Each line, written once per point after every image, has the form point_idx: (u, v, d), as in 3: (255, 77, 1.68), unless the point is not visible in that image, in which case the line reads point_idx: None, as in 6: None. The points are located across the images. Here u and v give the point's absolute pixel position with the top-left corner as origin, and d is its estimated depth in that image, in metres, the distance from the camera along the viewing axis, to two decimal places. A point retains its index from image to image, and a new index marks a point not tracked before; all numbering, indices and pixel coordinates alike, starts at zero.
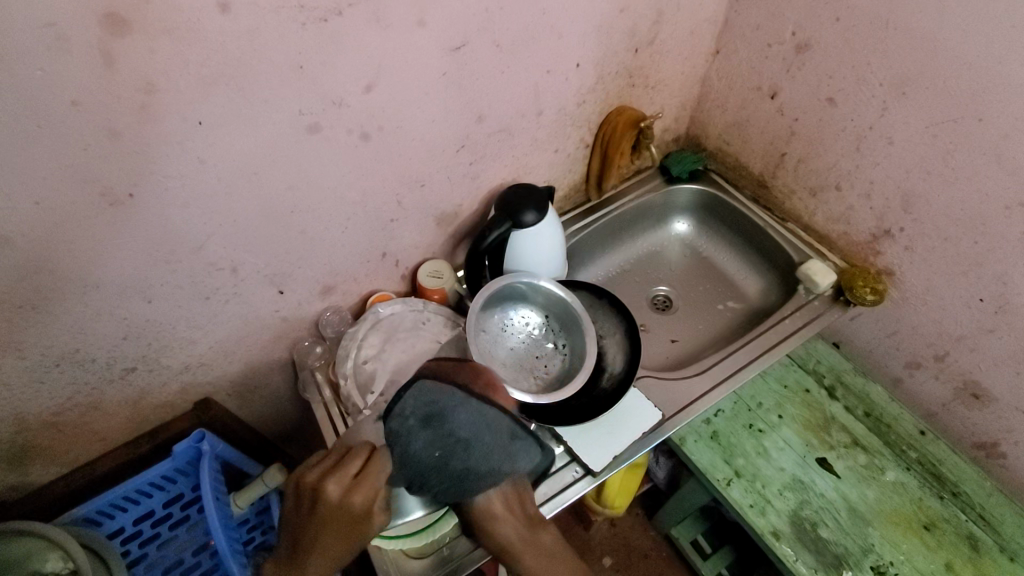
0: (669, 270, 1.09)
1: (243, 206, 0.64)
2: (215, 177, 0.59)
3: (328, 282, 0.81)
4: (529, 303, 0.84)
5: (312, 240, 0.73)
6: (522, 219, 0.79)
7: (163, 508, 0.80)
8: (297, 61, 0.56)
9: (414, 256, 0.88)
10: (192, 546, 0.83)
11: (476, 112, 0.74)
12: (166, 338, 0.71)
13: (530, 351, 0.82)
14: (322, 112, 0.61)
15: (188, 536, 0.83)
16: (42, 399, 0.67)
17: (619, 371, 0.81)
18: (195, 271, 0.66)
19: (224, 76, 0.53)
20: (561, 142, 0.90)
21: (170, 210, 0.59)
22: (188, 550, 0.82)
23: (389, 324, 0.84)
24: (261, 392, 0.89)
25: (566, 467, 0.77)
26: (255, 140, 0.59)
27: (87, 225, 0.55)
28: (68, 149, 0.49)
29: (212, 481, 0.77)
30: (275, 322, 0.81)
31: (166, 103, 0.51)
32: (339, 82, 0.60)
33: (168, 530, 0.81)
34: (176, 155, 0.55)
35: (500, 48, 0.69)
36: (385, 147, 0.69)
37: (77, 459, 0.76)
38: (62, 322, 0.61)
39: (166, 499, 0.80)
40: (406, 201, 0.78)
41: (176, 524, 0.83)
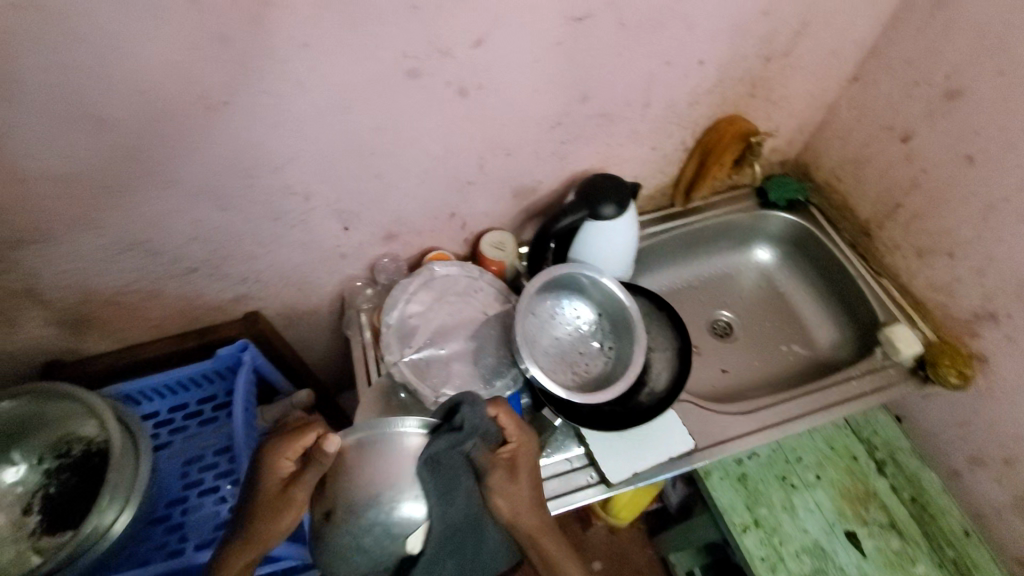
0: (738, 297, 1.03)
1: (329, 138, 0.63)
2: (308, 104, 0.59)
3: (392, 229, 0.81)
4: (585, 297, 0.81)
5: (387, 184, 0.73)
6: (601, 212, 0.75)
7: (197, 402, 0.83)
8: (413, 1, 0.53)
9: (482, 223, 0.86)
10: (213, 447, 0.80)
11: (581, 91, 0.70)
12: (231, 248, 0.74)
13: (572, 345, 0.79)
14: (426, 58, 0.59)
15: (212, 436, 0.81)
16: (112, 277, 0.71)
17: (661, 389, 0.76)
18: (269, 190, 0.67)
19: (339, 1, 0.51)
20: (660, 141, 0.84)
21: (260, 125, 0.59)
22: (209, 449, 0.80)
23: (441, 284, 0.82)
24: (306, 318, 0.92)
25: (580, 470, 0.75)
26: (354, 73, 0.57)
27: (181, 123, 0.56)
28: (178, 47, 0.50)
29: (244, 385, 0.78)
30: (334, 256, 0.82)
31: (277, 18, 0.50)
32: (450, 31, 0.57)
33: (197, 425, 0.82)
34: (276, 73, 0.55)
35: (623, 29, 0.64)
36: (480, 106, 0.66)
37: (132, 338, 0.81)
38: (140, 210, 0.63)
39: (201, 396, 0.83)
40: (487, 167, 0.76)
41: (206, 423, 0.83)
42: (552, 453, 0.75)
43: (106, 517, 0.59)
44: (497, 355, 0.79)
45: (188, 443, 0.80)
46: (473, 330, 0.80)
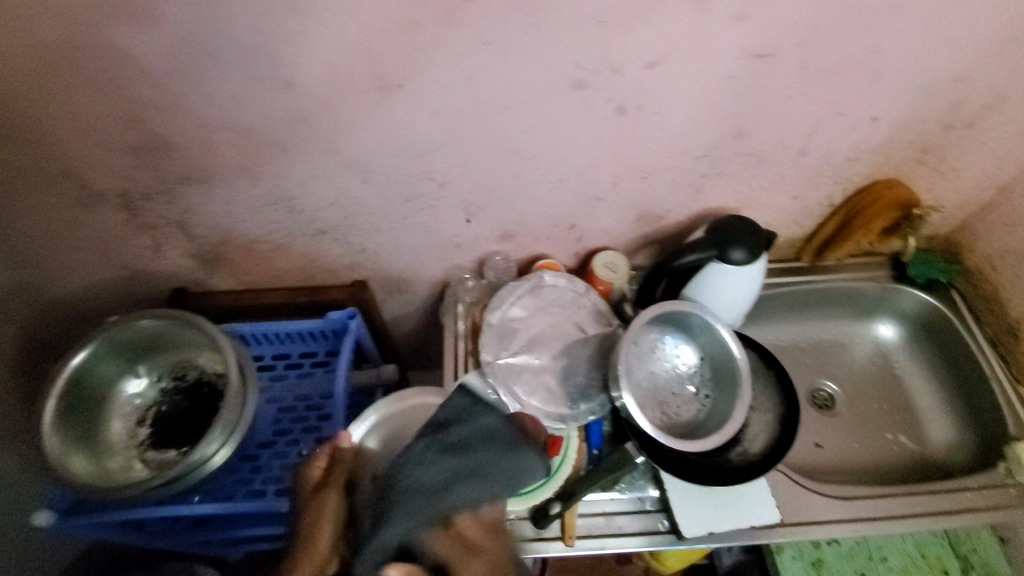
0: (846, 370, 0.96)
1: (480, 134, 0.64)
2: (471, 98, 0.60)
3: (510, 229, 0.81)
4: (692, 339, 0.78)
5: (520, 186, 0.73)
6: (730, 254, 0.72)
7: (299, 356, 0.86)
8: (601, 15, 0.53)
9: (598, 241, 0.85)
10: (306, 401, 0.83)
11: (740, 129, 0.67)
12: (360, 219, 0.76)
13: (668, 384, 0.77)
14: (596, 72, 0.58)
15: (306, 391, 0.84)
16: (253, 224, 0.76)
17: (756, 453, 0.72)
18: (411, 173, 0.69)
19: (530, 4, 0.51)
20: (805, 192, 0.79)
21: (421, 110, 0.60)
22: (302, 402, 0.83)
23: (547, 293, 0.81)
24: (406, 296, 0.94)
25: (653, 514, 0.72)
26: (522, 75, 0.58)
27: (355, 96, 0.59)
28: (372, 26, 0.52)
29: (347, 349, 0.80)
30: (449, 245, 0.83)
31: (470, 12, 0.51)
32: (627, 49, 0.56)
33: (295, 377, 0.85)
34: (451, 65, 0.56)
35: (802, 72, 0.61)
36: (633, 127, 0.65)
37: (252, 280, 0.87)
38: (295, 169, 0.67)
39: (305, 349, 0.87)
40: (620, 188, 0.74)
41: (303, 377, 0.86)
42: (627, 490, 0.73)
43: (208, 451, 0.63)
44: (587, 376, 0.77)
45: (285, 392, 0.84)
46: (569, 346, 0.79)
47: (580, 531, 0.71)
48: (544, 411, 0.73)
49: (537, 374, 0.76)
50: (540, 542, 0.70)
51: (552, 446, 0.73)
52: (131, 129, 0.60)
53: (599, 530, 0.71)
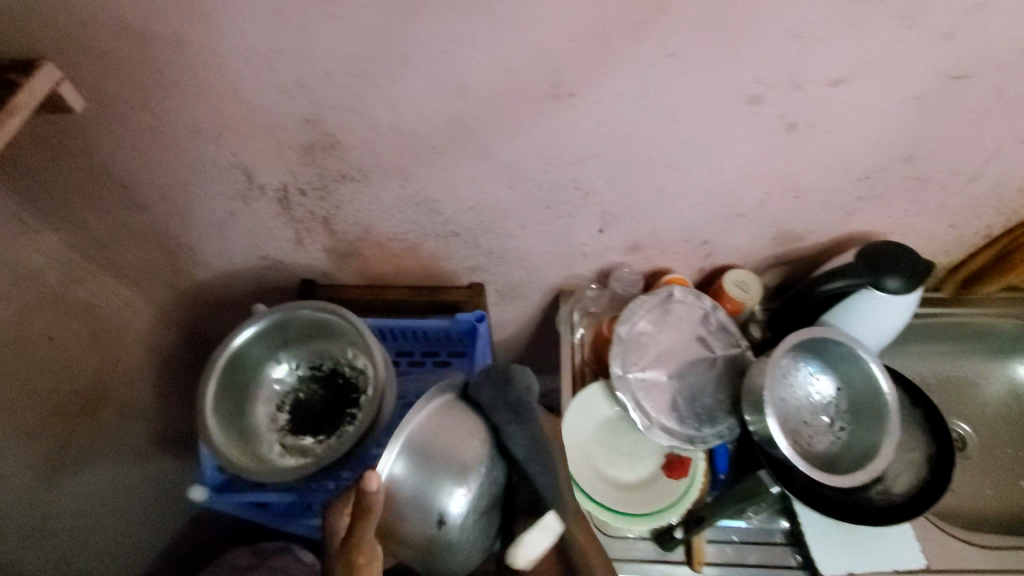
0: (981, 411, 0.89)
1: (638, 145, 0.64)
2: (640, 109, 0.59)
3: (641, 242, 0.80)
4: (829, 368, 0.74)
5: (663, 200, 0.72)
6: (884, 283, 0.69)
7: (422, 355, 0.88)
8: (798, 30, 0.51)
9: (728, 259, 0.82)
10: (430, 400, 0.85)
11: (911, 151, 0.64)
12: (496, 223, 0.77)
13: (801, 412, 0.73)
14: (775, 87, 0.57)
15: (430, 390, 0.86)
16: (393, 222, 0.78)
17: (899, 493, 0.69)
18: (558, 180, 0.69)
19: (729, 18, 0.50)
20: (962, 220, 0.75)
21: (588, 120, 0.61)
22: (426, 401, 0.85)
23: (675, 310, 0.79)
24: (520, 300, 0.95)
25: (783, 548, 0.70)
26: (699, 88, 0.57)
27: (526, 105, 0.59)
28: (562, 37, 0.52)
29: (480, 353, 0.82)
30: (575, 253, 0.83)
31: (665, 25, 0.51)
32: (815, 65, 0.55)
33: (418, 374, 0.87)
34: (630, 76, 0.56)
35: (997, 96, 0.57)
36: (799, 144, 0.63)
37: (377, 275, 0.90)
38: (448, 171, 0.69)
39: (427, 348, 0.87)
40: (766, 206, 0.72)
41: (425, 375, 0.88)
42: (756, 521, 0.71)
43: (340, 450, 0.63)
44: (715, 399, 0.75)
45: (410, 387, 0.86)
46: (697, 366, 0.77)
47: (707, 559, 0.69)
48: (671, 431, 0.72)
49: (665, 393, 0.75)
50: (665, 565, 0.69)
51: (680, 467, 0.72)
52: (307, 127, 0.63)
53: (728, 560, 0.69)
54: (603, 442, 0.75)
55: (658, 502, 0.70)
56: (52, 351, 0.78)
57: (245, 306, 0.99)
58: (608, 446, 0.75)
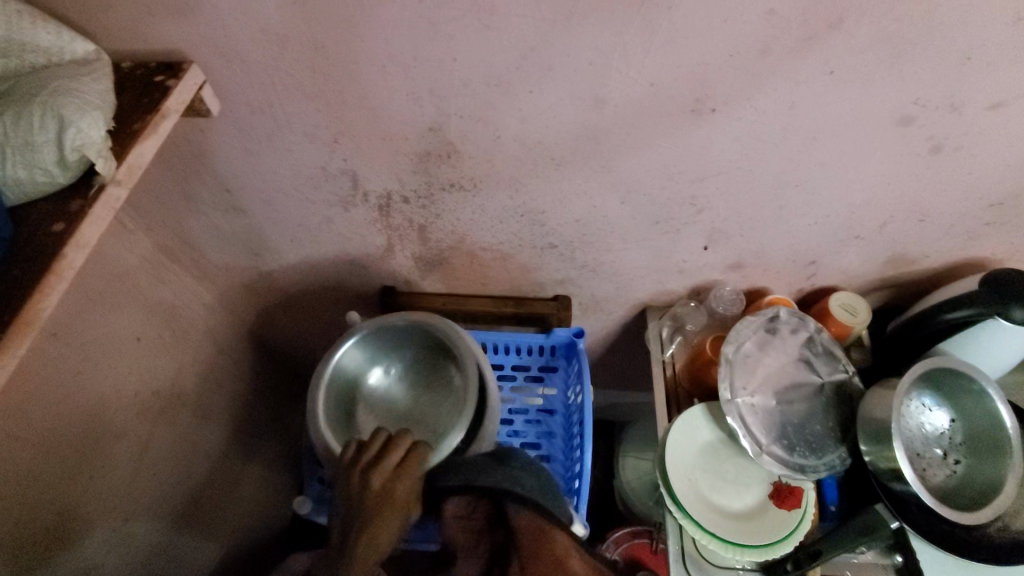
0: None
1: (769, 164, 0.61)
2: (781, 126, 0.57)
3: (744, 261, 0.77)
4: (943, 398, 0.71)
5: (778, 219, 0.69)
6: (1011, 313, 0.65)
7: (512, 368, 0.90)
8: (971, 49, 0.49)
9: (832, 281, 0.80)
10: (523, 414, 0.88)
11: None
12: (598, 238, 0.76)
13: (919, 444, 0.69)
14: (931, 109, 0.54)
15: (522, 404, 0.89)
16: (491, 233, 0.77)
17: (1020, 531, 0.66)
18: (675, 197, 0.67)
19: (900, 37, 0.48)
20: None
21: (722, 137, 0.59)
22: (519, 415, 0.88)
23: (780, 332, 0.76)
24: (602, 315, 0.93)
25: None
26: (849, 108, 0.54)
27: (665, 118, 0.57)
28: (719, 50, 0.51)
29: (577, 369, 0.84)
30: (672, 270, 0.81)
31: (831, 42, 0.49)
32: (978, 87, 0.52)
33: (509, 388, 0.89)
34: (778, 94, 0.54)
35: None
36: (938, 168, 0.60)
37: (461, 286, 0.88)
38: (561, 183, 0.67)
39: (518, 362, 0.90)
40: (888, 229, 0.69)
41: (515, 389, 0.90)
42: (865, 556, 0.70)
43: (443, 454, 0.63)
44: (825, 427, 0.72)
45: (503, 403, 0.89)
46: (803, 392, 0.74)
47: None
48: (782, 459, 0.70)
49: (773, 419, 0.72)
50: None
51: (788, 497, 0.70)
52: (428, 136, 0.62)
53: None
54: (706, 467, 0.73)
55: (770, 534, 0.68)
56: (137, 352, 0.75)
57: (321, 310, 0.98)
58: (711, 471, 0.73)
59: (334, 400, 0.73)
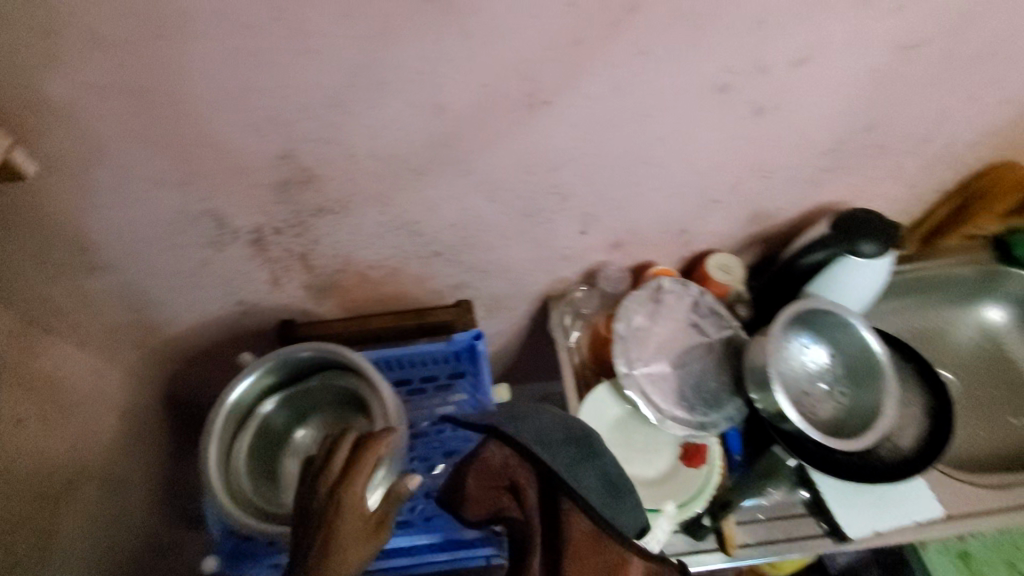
0: (956, 356, 0.93)
1: (616, 142, 0.65)
2: (614, 107, 0.60)
3: (623, 238, 0.81)
4: (820, 336, 0.76)
5: (641, 194, 0.73)
6: (859, 248, 0.72)
7: (421, 380, 0.89)
8: (759, 17, 0.53)
9: (708, 243, 0.84)
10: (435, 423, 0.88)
11: (872, 121, 0.66)
12: (479, 237, 0.78)
13: (804, 381, 0.74)
14: (742, 74, 0.58)
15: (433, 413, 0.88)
16: (373, 250, 0.77)
17: (909, 449, 0.69)
18: (539, 188, 0.70)
19: (693, 13, 0.52)
20: (921, 180, 0.77)
21: (563, 125, 0.61)
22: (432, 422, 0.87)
23: (667, 300, 0.80)
24: (508, 311, 0.95)
25: (805, 517, 0.72)
26: (670, 82, 0.58)
27: (506, 115, 0.59)
28: (535, 45, 0.53)
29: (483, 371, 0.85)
30: (559, 257, 0.83)
31: (633, 24, 0.52)
32: (777, 49, 0.56)
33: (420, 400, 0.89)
34: (602, 79, 0.57)
35: (945, 59, 0.60)
36: (766, 127, 0.65)
37: (361, 306, 0.89)
38: (426, 192, 0.68)
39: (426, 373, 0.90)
40: (740, 187, 0.74)
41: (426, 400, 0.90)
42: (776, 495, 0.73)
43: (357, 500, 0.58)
44: (719, 382, 0.76)
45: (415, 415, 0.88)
46: (696, 353, 0.78)
47: (737, 542, 0.71)
48: (683, 421, 0.73)
49: (672, 385, 0.76)
50: (699, 554, 0.70)
51: (695, 456, 0.74)
52: (281, 165, 0.61)
53: (758, 539, 0.71)
54: (617, 442, 0.76)
55: (683, 492, 0.71)
56: (23, 437, 0.68)
57: (225, 355, 0.95)
58: (622, 445, 0.76)
59: (260, 450, 0.72)
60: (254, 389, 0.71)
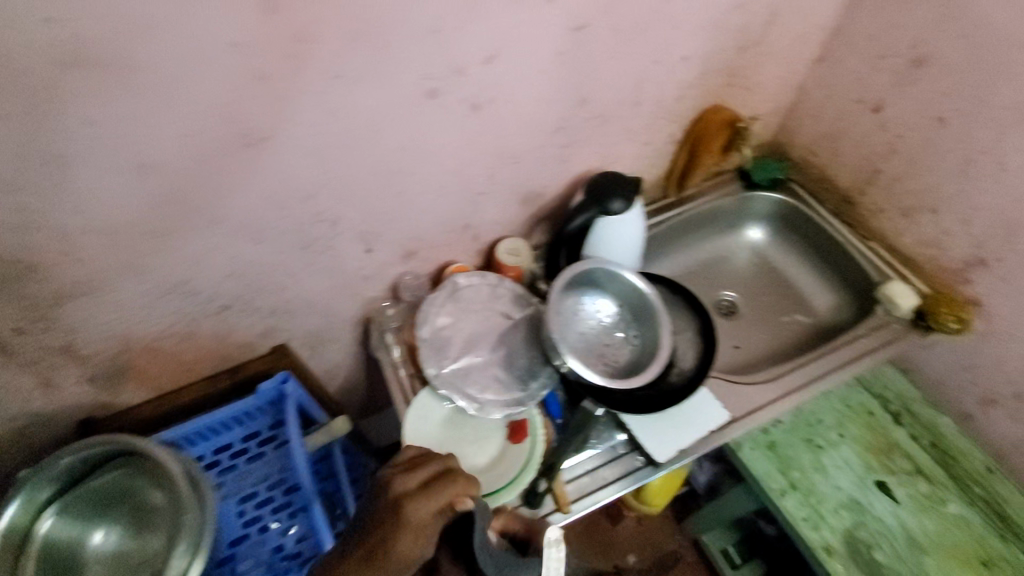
0: (735, 276, 1.09)
1: (358, 161, 0.67)
2: (336, 130, 0.62)
3: (412, 247, 0.85)
4: (604, 291, 0.85)
5: (407, 202, 0.76)
6: (610, 207, 0.81)
7: (242, 441, 0.84)
8: (432, 26, 0.57)
9: (495, 232, 0.90)
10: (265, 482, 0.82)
11: (581, 95, 0.75)
12: (263, 282, 0.75)
13: (598, 334, 0.82)
14: (443, 79, 0.63)
15: (262, 471, 0.83)
16: (150, 323, 0.72)
17: (690, 368, 0.80)
18: (300, 220, 0.70)
19: (366, 33, 0.55)
20: (650, 136, 0.90)
21: (293, 158, 0.62)
22: (262, 484, 0.82)
23: (466, 294, 0.85)
24: (332, 344, 0.94)
25: (629, 455, 0.78)
26: (379, 99, 0.61)
27: (224, 161, 0.58)
28: (222, 88, 0.53)
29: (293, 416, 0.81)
30: (357, 280, 0.85)
31: (312, 53, 0.54)
32: (466, 50, 0.61)
33: (246, 463, 0.84)
34: (310, 106, 0.58)
35: (617, 33, 0.69)
36: (491, 119, 0.71)
37: (165, 385, 0.83)
38: (176, 254, 0.65)
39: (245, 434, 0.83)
40: (497, 175, 0.81)
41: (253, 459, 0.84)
42: (599, 443, 0.78)
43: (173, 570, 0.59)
44: (529, 356, 0.82)
45: (243, 481, 0.82)
46: (502, 334, 0.84)
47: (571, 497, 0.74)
48: (501, 401, 0.78)
49: (480, 371, 0.80)
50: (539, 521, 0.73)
51: (518, 432, 0.77)
52: None
53: (590, 488, 0.75)
54: (448, 441, 0.77)
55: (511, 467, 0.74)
56: None
57: None
58: (454, 442, 0.77)
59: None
60: (29, 513, 0.63)
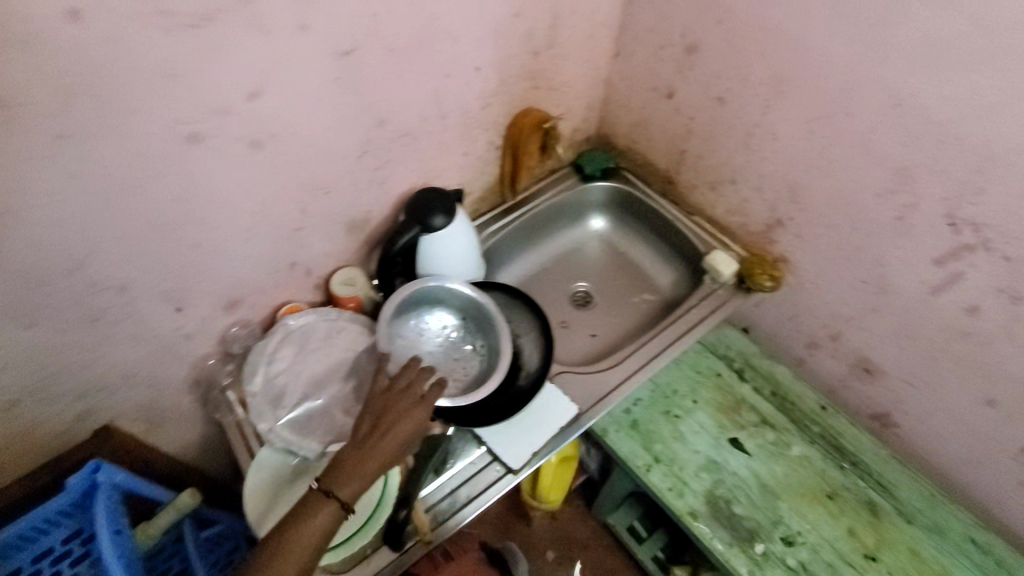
0: (588, 266, 1.12)
1: (128, 217, 0.60)
2: (87, 190, 0.55)
3: (235, 296, 0.78)
4: (444, 306, 0.84)
5: (210, 253, 0.70)
6: (432, 223, 0.81)
7: (61, 545, 0.74)
8: (168, 68, 0.54)
9: (326, 265, 0.87)
10: None
11: (377, 116, 0.75)
12: (54, 364, 0.65)
13: (444, 351, 0.81)
14: (204, 121, 0.59)
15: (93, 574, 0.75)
16: None
17: (535, 367, 0.83)
18: (77, 290, 0.61)
19: (89, 86, 0.50)
20: (469, 146, 0.92)
21: (41, 230, 0.55)
22: None
23: (301, 335, 0.81)
24: (171, 416, 0.85)
25: (488, 467, 0.79)
26: (130, 152, 0.56)
27: None
28: None
29: (108, 512, 0.72)
30: (177, 341, 0.76)
31: (22, 117, 0.48)
32: (220, 89, 0.58)
33: (69, 569, 0.74)
34: (43, 169, 0.52)
35: (393, 53, 0.70)
36: (278, 155, 0.68)
37: None
38: None
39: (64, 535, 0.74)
40: (311, 209, 0.77)
41: (78, 561, 0.75)
42: (457, 462, 0.79)
43: None
44: None
45: None
46: (346, 370, 0.80)
47: (433, 523, 0.74)
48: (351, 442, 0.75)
49: (323, 415, 0.77)
50: (402, 557, 0.71)
51: None
52: None
53: (453, 509, 0.75)
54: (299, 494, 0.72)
55: (366, 506, 0.71)
56: None
57: None
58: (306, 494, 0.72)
59: None
60: None
